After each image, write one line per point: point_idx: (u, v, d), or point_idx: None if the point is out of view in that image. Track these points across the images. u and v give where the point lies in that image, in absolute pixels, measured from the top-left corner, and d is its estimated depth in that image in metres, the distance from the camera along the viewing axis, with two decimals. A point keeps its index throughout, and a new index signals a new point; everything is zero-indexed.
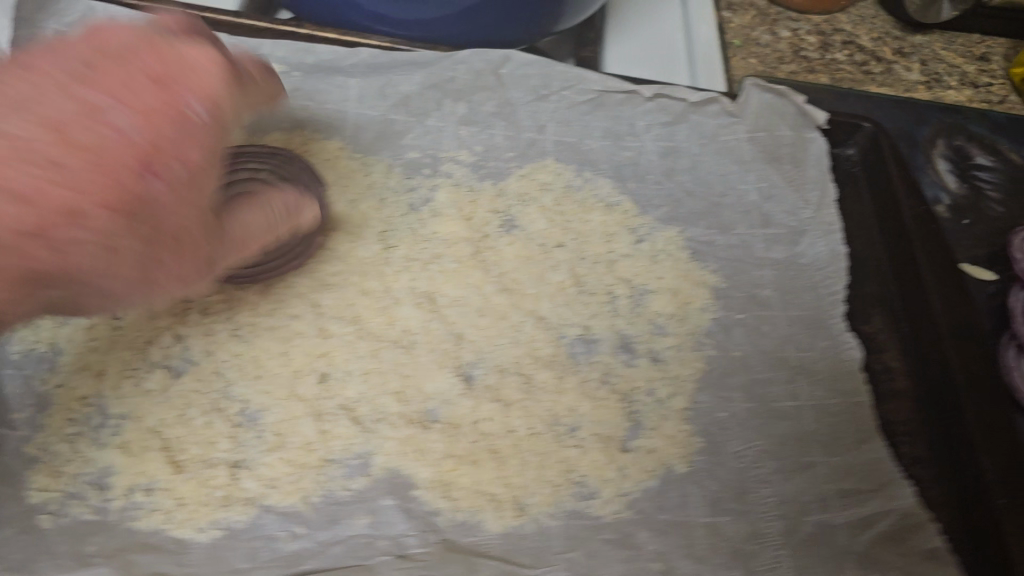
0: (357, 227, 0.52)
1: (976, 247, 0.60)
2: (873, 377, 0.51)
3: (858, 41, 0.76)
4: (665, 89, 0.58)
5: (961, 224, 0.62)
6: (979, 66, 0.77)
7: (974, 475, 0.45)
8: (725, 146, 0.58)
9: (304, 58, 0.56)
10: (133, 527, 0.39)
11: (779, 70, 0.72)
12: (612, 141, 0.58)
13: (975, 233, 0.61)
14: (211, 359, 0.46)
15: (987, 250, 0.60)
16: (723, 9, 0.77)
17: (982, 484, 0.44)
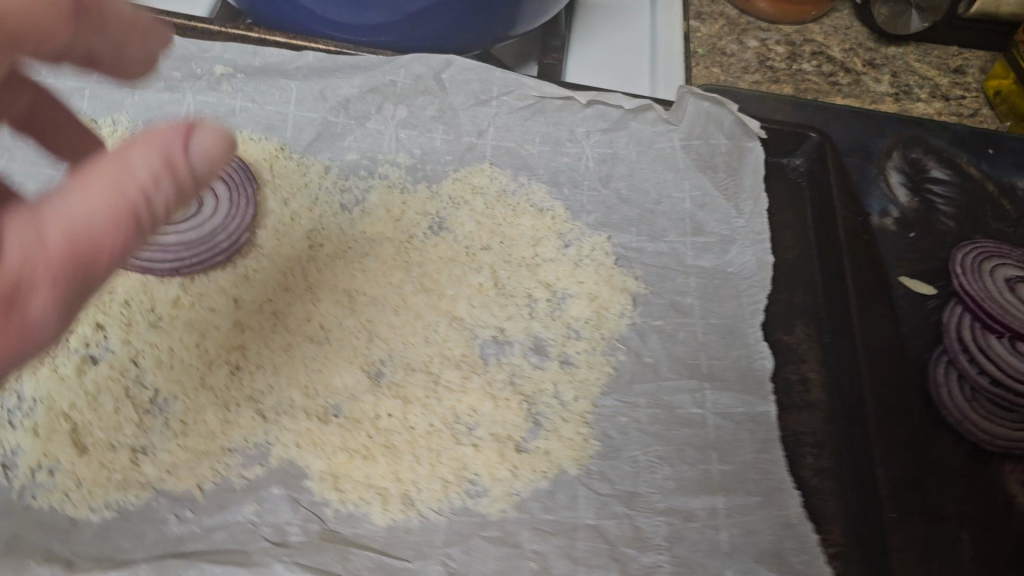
0: (286, 225, 0.53)
1: (920, 260, 0.60)
2: (788, 388, 0.50)
3: (828, 52, 0.76)
4: (599, 97, 0.57)
5: (907, 237, 0.61)
6: (953, 79, 0.76)
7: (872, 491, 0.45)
8: (660, 153, 0.58)
9: (250, 60, 0.57)
10: (31, 506, 0.41)
11: (742, 80, 0.72)
12: (550, 146, 0.59)
13: (920, 247, 0.61)
14: (128, 348, 0.47)
15: (930, 264, 0.60)
16: (692, 18, 0.77)
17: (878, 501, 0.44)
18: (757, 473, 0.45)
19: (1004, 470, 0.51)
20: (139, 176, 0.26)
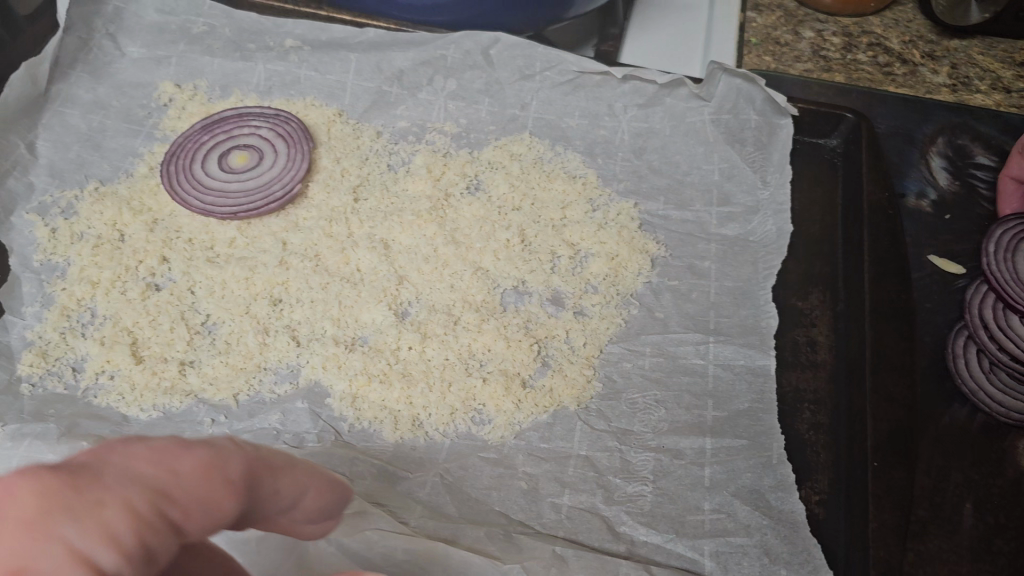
0: (335, 181, 0.59)
1: (951, 241, 0.60)
2: (794, 348, 0.51)
3: (886, 43, 0.76)
4: (635, 71, 0.62)
5: (942, 219, 0.61)
6: (1017, 71, 0.74)
7: (860, 444, 0.46)
8: (691, 127, 0.61)
9: (319, 35, 0.65)
10: (91, 402, 0.48)
11: (792, 68, 0.74)
12: (589, 120, 0.63)
13: (955, 229, 0.61)
14: (188, 280, 0.54)
15: (959, 244, 0.60)
16: (749, 9, 0.79)
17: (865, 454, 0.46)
18: (747, 419, 0.47)
19: (1015, 445, 0.51)
20: None
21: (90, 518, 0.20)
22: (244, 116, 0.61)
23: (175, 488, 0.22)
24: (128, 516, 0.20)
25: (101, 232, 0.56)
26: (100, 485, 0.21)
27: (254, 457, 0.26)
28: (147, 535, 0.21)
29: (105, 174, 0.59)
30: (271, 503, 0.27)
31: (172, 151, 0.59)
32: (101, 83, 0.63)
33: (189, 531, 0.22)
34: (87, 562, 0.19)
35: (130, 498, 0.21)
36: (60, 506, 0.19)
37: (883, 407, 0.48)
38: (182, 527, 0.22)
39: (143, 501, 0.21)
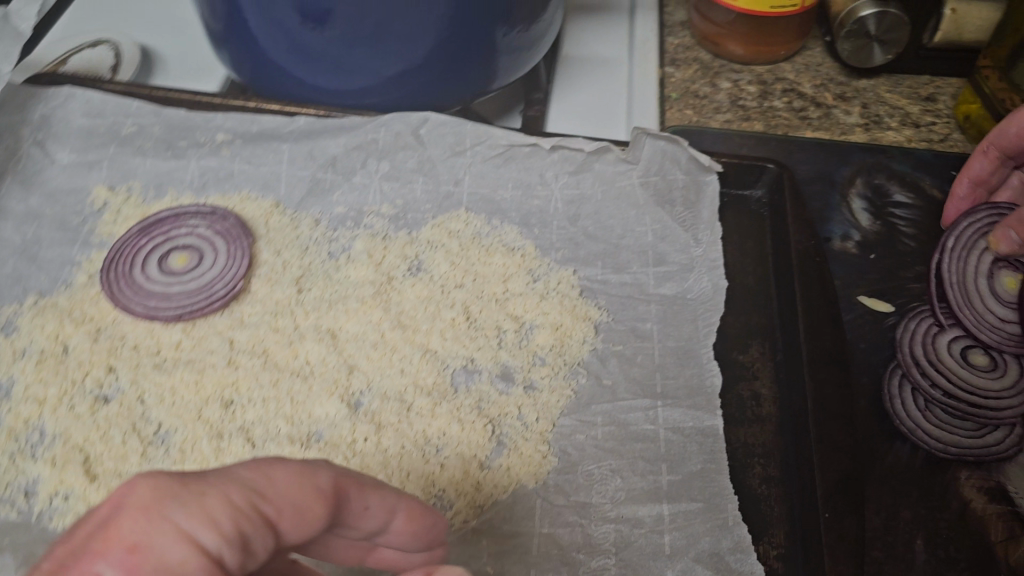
0: (278, 275, 0.60)
1: (878, 281, 0.63)
2: (740, 403, 0.53)
3: (799, 89, 0.80)
4: (562, 141, 0.63)
5: (867, 258, 0.64)
6: (924, 106, 0.78)
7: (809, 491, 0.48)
8: (622, 191, 0.63)
9: (249, 127, 0.65)
10: (46, 527, 0.47)
11: (713, 119, 0.77)
12: (522, 191, 0.64)
13: (880, 267, 0.64)
14: (136, 388, 0.53)
15: (886, 283, 0.63)
16: (667, 65, 0.82)
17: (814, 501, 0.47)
18: (701, 481, 0.48)
19: (958, 476, 0.53)
20: None
21: (197, 506, 0.22)
22: (181, 216, 0.62)
23: (267, 489, 0.24)
24: (229, 508, 0.23)
25: (43, 347, 0.55)
26: (207, 481, 0.23)
27: (352, 481, 0.27)
28: (243, 525, 0.23)
29: (43, 287, 0.58)
30: (371, 524, 0.29)
31: (111, 257, 0.60)
32: (32, 193, 0.63)
33: (281, 532, 0.24)
34: (192, 542, 0.22)
35: (230, 493, 0.23)
36: (171, 494, 0.22)
37: (829, 456, 0.50)
38: (275, 527, 0.24)
39: (241, 497, 0.23)
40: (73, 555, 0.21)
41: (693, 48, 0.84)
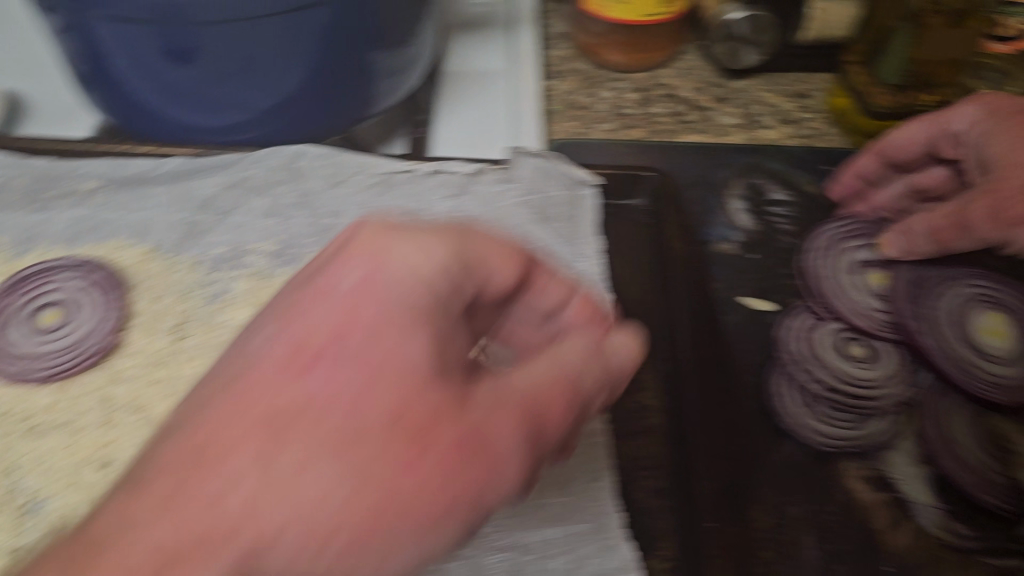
0: (154, 325, 0.58)
1: (760, 279, 0.64)
2: (627, 416, 0.53)
3: (678, 93, 0.81)
4: (440, 165, 0.65)
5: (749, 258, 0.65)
6: (799, 103, 0.80)
7: (690, 495, 0.49)
8: (502, 211, 0.63)
9: (120, 172, 0.64)
10: None
11: (596, 129, 0.77)
12: (405, 216, 0.62)
13: (762, 267, 0.64)
14: (7, 458, 0.52)
15: (767, 281, 0.64)
16: (549, 78, 0.83)
17: (693, 503, 0.49)
18: (590, 502, 0.50)
19: (839, 467, 0.54)
20: (494, 432, 0.31)
21: (409, 242, 0.35)
22: (50, 272, 0.60)
23: (461, 237, 0.36)
24: (426, 253, 0.35)
25: None
26: (407, 230, 0.35)
27: (511, 250, 0.39)
28: (443, 266, 0.35)
29: None
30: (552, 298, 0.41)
31: None
32: None
33: (467, 283, 0.36)
34: (405, 265, 0.34)
35: (428, 245, 0.35)
36: (373, 245, 0.34)
37: (711, 464, 0.51)
38: (468, 272, 0.36)
39: (439, 250, 0.35)
40: (290, 304, 0.34)
41: (573, 60, 0.85)
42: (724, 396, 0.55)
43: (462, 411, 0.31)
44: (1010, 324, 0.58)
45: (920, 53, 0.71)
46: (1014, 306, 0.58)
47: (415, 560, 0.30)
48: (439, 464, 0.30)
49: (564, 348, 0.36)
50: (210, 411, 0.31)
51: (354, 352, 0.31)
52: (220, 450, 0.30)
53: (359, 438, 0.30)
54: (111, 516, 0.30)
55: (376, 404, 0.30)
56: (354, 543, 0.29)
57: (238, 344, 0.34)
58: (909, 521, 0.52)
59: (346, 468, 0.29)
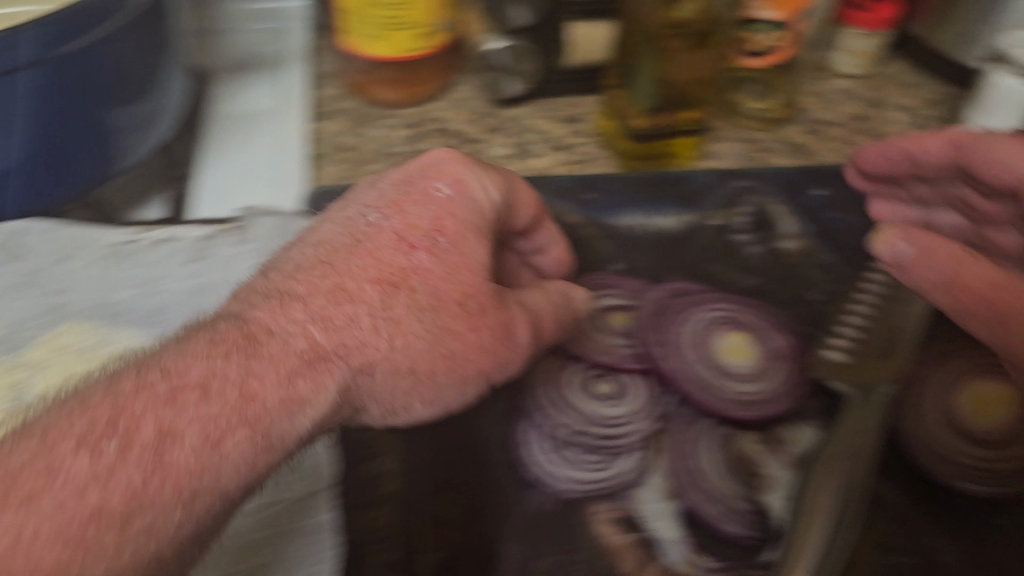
0: None
1: None
2: (363, 484, 0.53)
3: (450, 125, 0.81)
4: (173, 230, 0.64)
5: None
6: (572, 128, 0.81)
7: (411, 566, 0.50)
8: (239, 274, 0.61)
9: None
10: None
11: (362, 172, 0.77)
12: (145, 290, 0.61)
13: None
14: None
15: None
16: (317, 119, 0.81)
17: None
18: None
19: (589, 514, 0.53)
20: (514, 327, 0.47)
21: (420, 190, 0.47)
22: None
23: (461, 180, 0.48)
24: (449, 187, 0.48)
25: None
26: (429, 177, 0.48)
27: (493, 172, 0.51)
28: (458, 205, 0.47)
29: None
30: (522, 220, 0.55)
31: None
32: None
33: (478, 210, 0.48)
34: (440, 199, 0.47)
35: (436, 189, 0.47)
36: (416, 187, 0.48)
37: (439, 530, 0.52)
38: (472, 210, 0.48)
39: (447, 182, 0.48)
40: (397, 198, 0.47)
41: (344, 98, 0.83)
42: (454, 452, 0.55)
43: (489, 317, 0.46)
44: (751, 341, 0.60)
45: (668, 73, 0.71)
46: (751, 326, 0.61)
47: (449, 404, 0.46)
48: (473, 351, 0.45)
49: (551, 292, 0.53)
50: (184, 368, 0.38)
51: (442, 253, 0.45)
52: (339, 301, 0.43)
53: (434, 318, 0.44)
54: (201, 348, 0.39)
55: (439, 284, 0.44)
56: (445, 374, 0.44)
57: (353, 215, 0.47)
58: (656, 560, 0.51)
59: (426, 334, 0.44)
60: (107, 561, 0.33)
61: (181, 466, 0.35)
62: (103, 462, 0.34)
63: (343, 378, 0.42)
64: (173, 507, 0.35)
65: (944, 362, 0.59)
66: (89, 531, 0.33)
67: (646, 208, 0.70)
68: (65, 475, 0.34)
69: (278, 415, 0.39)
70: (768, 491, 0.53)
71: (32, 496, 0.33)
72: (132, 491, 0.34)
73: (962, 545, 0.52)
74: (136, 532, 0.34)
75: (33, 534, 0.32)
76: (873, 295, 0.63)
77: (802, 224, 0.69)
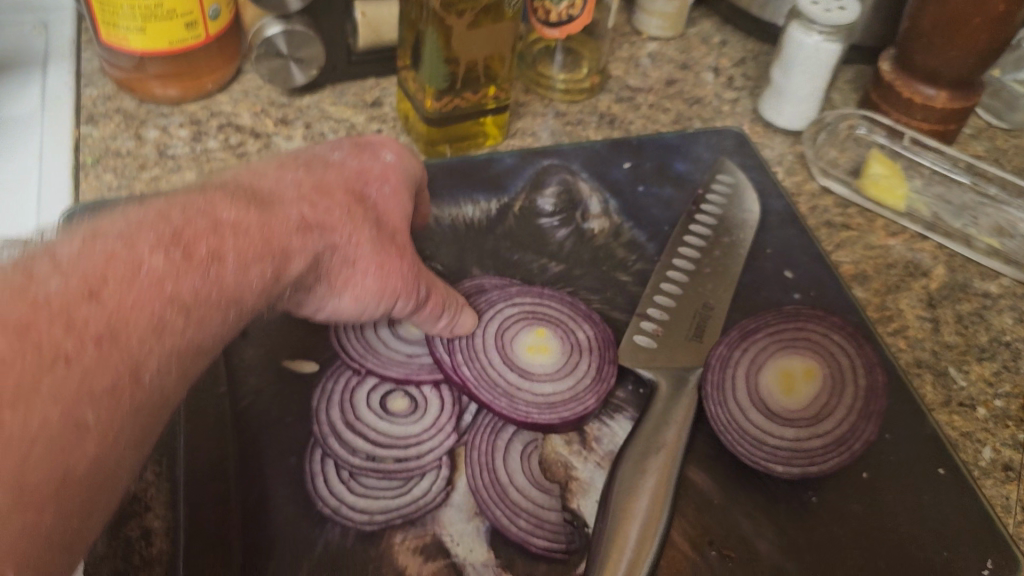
0: None
1: (292, 338, 0.56)
2: (127, 548, 0.46)
3: (237, 121, 0.76)
4: None
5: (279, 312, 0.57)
6: (369, 113, 0.78)
7: None
8: None
9: None
10: None
11: (138, 179, 0.70)
12: None
13: (301, 328, 0.57)
14: None
15: (305, 341, 0.56)
16: (83, 124, 0.74)
17: None
18: None
19: (392, 541, 0.48)
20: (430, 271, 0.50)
21: (368, 151, 0.52)
22: None
23: (404, 156, 0.54)
24: (394, 156, 0.53)
25: None
26: (377, 144, 0.53)
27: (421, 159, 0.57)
28: (402, 170, 0.52)
29: None
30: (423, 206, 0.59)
31: None
32: None
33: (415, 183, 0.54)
34: (387, 162, 0.52)
35: (390, 155, 0.53)
36: (364, 149, 0.52)
37: None
38: (410, 181, 0.53)
39: (394, 152, 0.53)
40: (351, 151, 0.52)
41: (115, 97, 0.76)
42: (232, 503, 0.48)
43: (412, 249, 0.48)
44: (553, 335, 0.57)
45: (452, 52, 0.66)
46: (552, 318, 0.58)
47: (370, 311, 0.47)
48: (403, 267, 0.46)
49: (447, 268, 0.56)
50: (227, 209, 0.40)
51: (384, 196, 0.49)
52: (316, 195, 0.45)
53: (380, 229, 0.47)
54: (229, 197, 0.41)
55: (388, 216, 0.48)
56: (381, 275, 0.46)
57: (316, 153, 0.51)
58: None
59: (369, 243, 0.45)
60: (174, 341, 0.35)
61: (226, 282, 0.38)
62: (172, 263, 0.36)
63: (315, 255, 0.43)
64: (216, 313, 0.38)
65: (747, 343, 0.57)
66: (168, 313, 0.35)
67: (450, 198, 0.66)
68: (143, 268, 0.35)
69: (289, 258, 0.41)
70: (578, 498, 0.50)
71: (123, 280, 0.34)
72: (195, 291, 0.37)
73: (779, 528, 0.50)
74: (193, 326, 0.36)
75: (128, 308, 0.34)
76: (701, 231, 0.65)
77: (606, 199, 0.68)
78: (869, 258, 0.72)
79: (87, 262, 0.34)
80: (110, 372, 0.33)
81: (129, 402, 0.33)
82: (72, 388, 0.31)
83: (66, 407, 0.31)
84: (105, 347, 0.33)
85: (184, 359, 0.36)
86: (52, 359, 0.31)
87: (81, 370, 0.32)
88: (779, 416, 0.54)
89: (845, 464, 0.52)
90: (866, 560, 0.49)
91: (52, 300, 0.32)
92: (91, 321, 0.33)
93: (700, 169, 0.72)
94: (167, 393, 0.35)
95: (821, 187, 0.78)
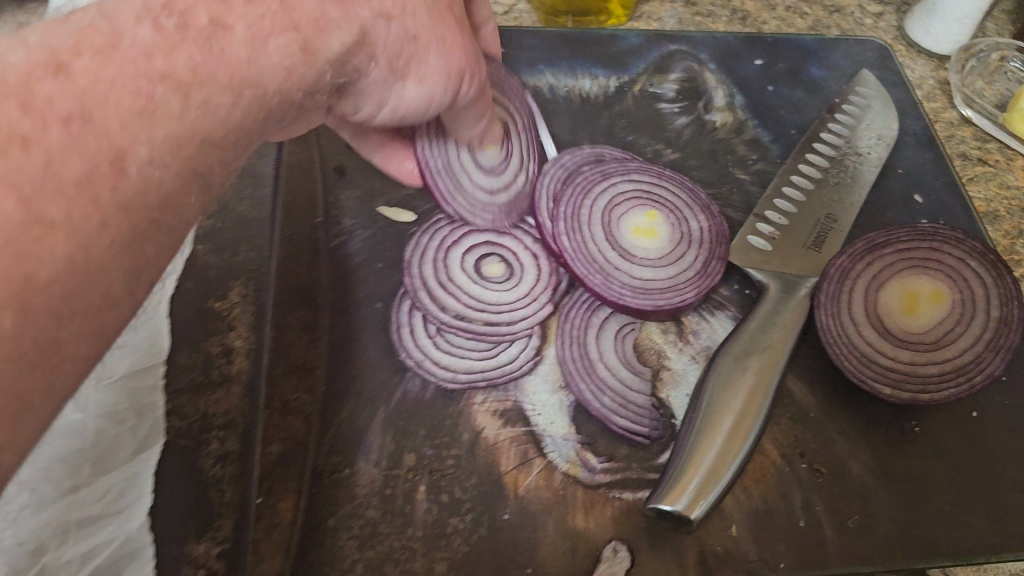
0: None
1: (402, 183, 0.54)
2: (207, 364, 0.45)
3: None
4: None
5: None
6: None
7: (248, 456, 0.42)
8: None
9: None
10: None
11: None
12: None
13: None
14: None
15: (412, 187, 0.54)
16: None
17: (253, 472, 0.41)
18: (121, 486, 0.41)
19: (472, 400, 0.46)
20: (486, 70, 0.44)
21: None
22: None
23: None
24: None
25: None
26: None
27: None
28: None
29: None
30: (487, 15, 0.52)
31: None
32: None
33: None
34: None
35: None
36: None
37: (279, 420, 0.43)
38: None
39: None
40: None
41: None
42: (317, 333, 0.47)
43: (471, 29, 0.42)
44: (664, 220, 0.54)
45: None
46: (667, 202, 0.55)
47: (427, 93, 0.40)
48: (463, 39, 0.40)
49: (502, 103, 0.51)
50: None
51: None
52: None
53: None
54: None
55: None
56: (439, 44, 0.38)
57: None
58: (539, 456, 0.44)
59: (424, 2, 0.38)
60: (171, 127, 0.29)
61: (233, 59, 0.31)
62: (162, 33, 0.29)
63: (360, 30, 0.35)
64: (224, 96, 0.31)
65: (870, 257, 0.52)
66: (159, 93, 0.28)
67: (566, 68, 0.63)
68: (126, 40, 0.28)
69: (324, 30, 0.34)
70: (665, 387, 0.48)
71: (102, 51, 0.28)
72: (193, 67, 0.29)
73: (875, 453, 0.47)
74: (195, 109, 0.30)
75: (105, 85, 0.27)
76: (834, 137, 0.60)
77: (732, 94, 0.64)
78: (1004, 197, 0.67)
79: (59, 35, 0.28)
80: (87, 157, 0.26)
81: (110, 199, 0.26)
82: (27, 177, 0.25)
83: (20, 193, 0.24)
84: (79, 127, 0.26)
85: (187, 151, 0.29)
86: (5, 138, 0.25)
87: (45, 155, 0.25)
88: (893, 333, 0.49)
89: (958, 396, 0.47)
90: (963, 500, 0.46)
91: (8, 72, 0.26)
92: (57, 98, 0.26)
93: (838, 77, 0.66)
94: (167, 190, 0.29)
95: (961, 117, 0.72)
